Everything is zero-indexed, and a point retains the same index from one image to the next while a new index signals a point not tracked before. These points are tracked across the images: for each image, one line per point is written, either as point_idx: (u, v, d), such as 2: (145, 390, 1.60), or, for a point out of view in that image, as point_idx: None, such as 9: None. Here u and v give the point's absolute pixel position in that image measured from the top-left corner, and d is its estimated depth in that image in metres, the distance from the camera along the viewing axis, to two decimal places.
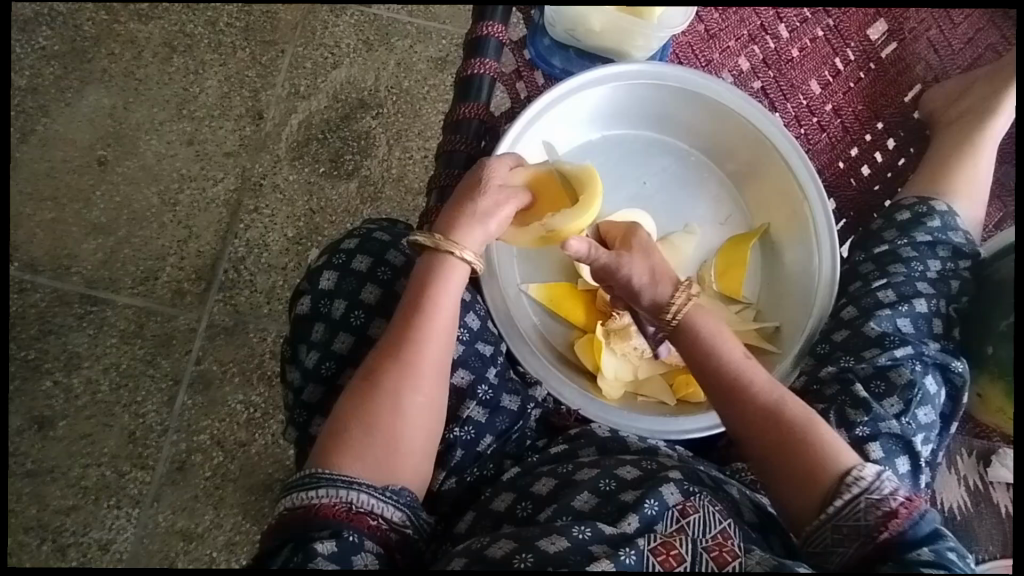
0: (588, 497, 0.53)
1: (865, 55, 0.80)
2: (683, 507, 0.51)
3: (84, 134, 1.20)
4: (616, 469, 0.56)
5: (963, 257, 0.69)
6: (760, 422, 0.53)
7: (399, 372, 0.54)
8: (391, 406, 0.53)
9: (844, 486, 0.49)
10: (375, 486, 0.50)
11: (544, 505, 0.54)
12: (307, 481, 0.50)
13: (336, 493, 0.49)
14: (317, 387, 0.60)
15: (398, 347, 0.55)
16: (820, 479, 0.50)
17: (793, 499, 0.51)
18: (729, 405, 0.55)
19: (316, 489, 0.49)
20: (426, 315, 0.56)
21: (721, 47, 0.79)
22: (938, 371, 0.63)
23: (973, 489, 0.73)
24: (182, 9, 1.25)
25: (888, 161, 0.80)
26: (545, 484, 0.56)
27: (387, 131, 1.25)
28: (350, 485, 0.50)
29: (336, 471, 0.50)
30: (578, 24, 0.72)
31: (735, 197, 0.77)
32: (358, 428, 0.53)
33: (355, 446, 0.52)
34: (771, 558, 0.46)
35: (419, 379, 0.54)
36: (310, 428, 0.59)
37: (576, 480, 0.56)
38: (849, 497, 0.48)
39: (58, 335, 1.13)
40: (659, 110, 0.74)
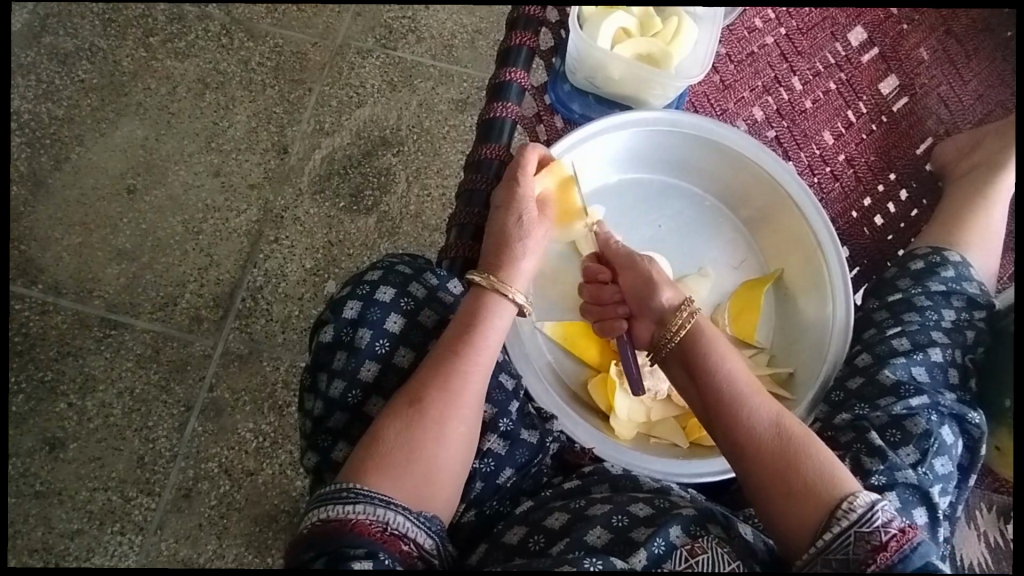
0: (601, 531, 0.53)
1: (877, 109, 0.83)
2: (691, 547, 0.51)
3: (114, 164, 1.24)
4: (630, 506, 0.56)
5: (977, 308, 0.69)
6: (758, 454, 0.56)
7: (443, 401, 0.56)
8: (433, 433, 0.55)
9: (833, 518, 0.50)
10: (412, 510, 0.51)
11: (557, 539, 0.54)
12: (348, 494, 0.50)
13: (374, 512, 0.49)
14: (342, 415, 0.60)
15: (441, 376, 0.57)
16: (811, 511, 0.51)
17: (782, 528, 0.53)
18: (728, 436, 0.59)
19: (354, 504, 0.49)
20: (473, 346, 0.58)
21: (735, 97, 0.82)
22: (955, 422, 0.63)
23: (993, 546, 0.69)
24: (217, 48, 1.31)
25: (901, 212, 0.81)
26: (558, 517, 0.56)
27: (406, 169, 1.28)
28: (387, 504, 0.50)
29: (373, 489, 0.51)
30: (598, 72, 0.75)
31: (750, 243, 0.78)
32: (397, 453, 0.53)
33: (395, 470, 0.52)
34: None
35: (462, 408, 0.56)
36: (331, 455, 0.59)
37: (589, 514, 0.55)
38: (837, 528, 0.49)
39: (75, 357, 1.15)
40: (674, 156, 0.76)
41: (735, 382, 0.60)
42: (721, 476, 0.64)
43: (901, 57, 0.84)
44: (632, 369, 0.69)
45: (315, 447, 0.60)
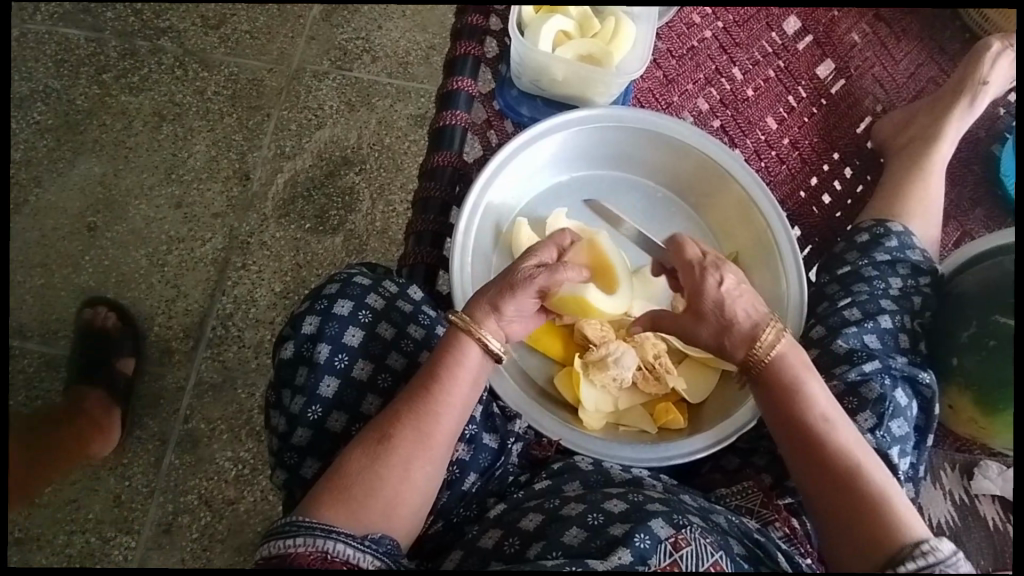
0: (577, 531, 0.54)
1: (816, 92, 0.86)
2: (675, 540, 0.51)
3: (74, 203, 1.24)
4: (604, 504, 0.56)
5: (923, 274, 0.71)
6: (838, 483, 0.53)
7: (413, 438, 0.54)
8: (397, 471, 0.53)
9: (917, 554, 0.47)
10: (354, 535, 0.49)
11: (533, 542, 0.54)
12: (286, 528, 0.48)
13: (311, 542, 0.47)
14: (305, 432, 0.58)
15: (413, 416, 0.55)
16: (886, 544, 0.49)
17: (850, 555, 0.50)
18: (805, 460, 0.55)
19: (294, 537, 0.48)
20: (445, 387, 0.56)
21: (680, 90, 0.84)
22: (907, 384, 0.64)
23: (959, 503, 0.71)
24: (171, 80, 1.32)
25: (847, 189, 0.84)
26: (533, 519, 0.56)
27: (370, 186, 1.29)
28: (328, 533, 0.48)
29: (315, 520, 0.49)
30: (542, 75, 0.77)
31: (703, 230, 0.80)
32: (358, 488, 0.52)
33: (354, 502, 0.51)
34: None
35: (432, 447, 0.55)
36: (301, 472, 0.58)
37: (564, 515, 0.56)
38: (924, 562, 0.46)
39: (45, 400, 1.13)
40: (623, 151, 0.78)
41: (812, 405, 0.56)
42: (689, 458, 0.65)
43: (835, 41, 0.87)
44: (596, 362, 0.69)
45: (284, 465, 0.59)
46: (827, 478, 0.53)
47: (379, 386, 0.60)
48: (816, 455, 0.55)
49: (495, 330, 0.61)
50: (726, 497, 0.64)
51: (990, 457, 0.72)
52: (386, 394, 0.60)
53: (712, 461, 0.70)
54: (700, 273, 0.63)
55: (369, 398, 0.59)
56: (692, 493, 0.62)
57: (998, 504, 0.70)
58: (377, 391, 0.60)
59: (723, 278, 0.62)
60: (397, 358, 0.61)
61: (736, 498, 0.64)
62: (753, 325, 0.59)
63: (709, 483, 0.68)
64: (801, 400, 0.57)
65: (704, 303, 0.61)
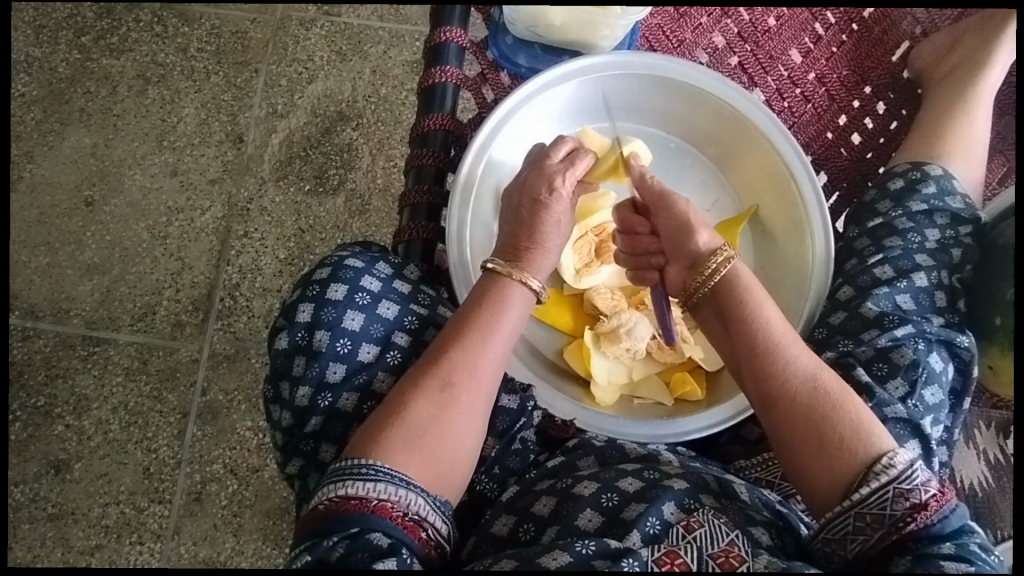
0: (593, 515, 0.52)
1: (846, 17, 0.77)
2: (686, 523, 0.49)
3: (68, 177, 1.20)
4: (618, 482, 0.54)
5: (963, 223, 0.65)
6: (797, 404, 0.51)
7: (464, 380, 0.53)
8: (455, 417, 0.51)
9: (872, 474, 0.47)
10: (428, 491, 0.48)
11: (547, 526, 0.53)
12: (370, 471, 0.47)
13: (396, 493, 0.46)
14: (317, 419, 0.57)
15: (462, 359, 0.53)
16: (848, 460, 0.48)
17: (815, 474, 0.49)
18: (760, 383, 0.54)
19: (377, 483, 0.46)
20: (494, 328, 0.55)
21: (692, 25, 0.77)
22: (943, 347, 0.59)
23: (994, 463, 0.67)
24: (151, 38, 1.24)
25: (880, 126, 0.77)
26: (546, 503, 0.55)
27: (369, 142, 1.24)
28: (409, 486, 0.47)
29: (395, 467, 0.47)
30: (539, 20, 0.69)
31: (721, 182, 0.74)
32: (405, 430, 0.49)
33: (420, 448, 0.49)
34: (777, 561, 0.45)
35: (480, 392, 0.53)
36: (320, 457, 0.57)
37: (577, 494, 0.54)
38: (878, 483, 0.46)
39: (65, 379, 1.14)
40: (631, 101, 0.72)
41: (771, 332, 0.54)
42: (706, 432, 0.62)
43: None
44: (608, 333, 0.66)
45: (300, 451, 0.58)
46: (784, 396, 0.52)
47: (388, 363, 0.58)
48: (770, 377, 0.53)
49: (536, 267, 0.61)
50: (745, 469, 0.62)
51: None
52: (397, 370, 0.58)
53: (731, 432, 0.67)
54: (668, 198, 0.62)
55: (380, 375, 0.58)
56: (712, 466, 0.60)
57: None
58: (386, 368, 0.58)
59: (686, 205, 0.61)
60: (401, 336, 0.59)
61: (756, 471, 0.62)
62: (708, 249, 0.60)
63: (729, 454, 0.66)
64: (754, 326, 0.55)
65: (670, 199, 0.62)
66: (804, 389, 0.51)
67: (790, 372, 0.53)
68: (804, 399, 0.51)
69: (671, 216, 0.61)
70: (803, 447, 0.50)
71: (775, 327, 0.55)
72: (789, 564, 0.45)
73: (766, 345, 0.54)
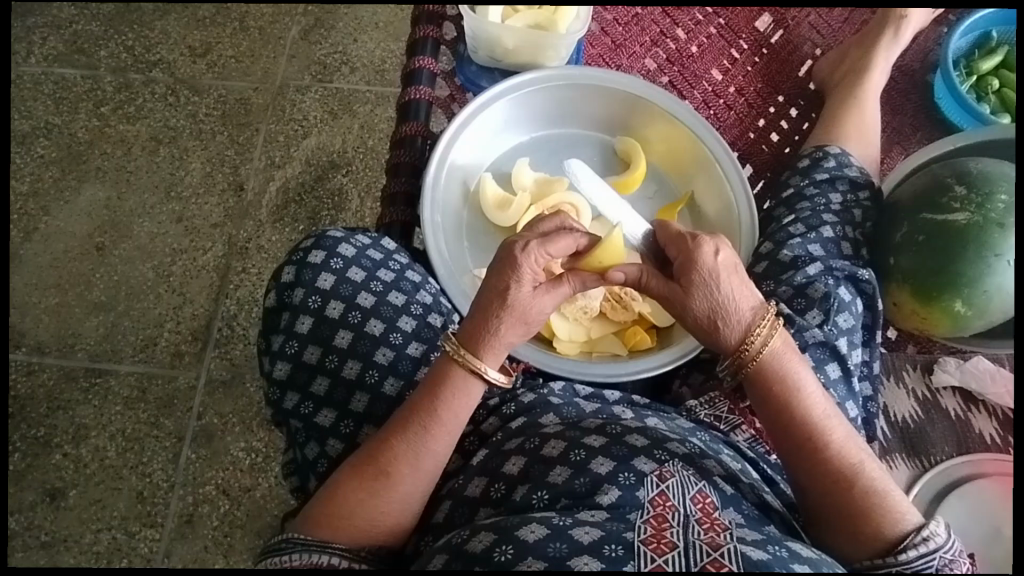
0: (561, 470, 0.55)
1: (756, 44, 0.92)
2: (659, 473, 0.53)
3: (81, 226, 1.32)
4: (584, 440, 0.57)
5: (861, 188, 0.77)
6: (837, 476, 0.55)
7: (406, 470, 0.57)
8: (395, 498, 0.56)
9: (911, 541, 0.52)
10: (348, 550, 0.53)
11: (517, 485, 0.56)
12: (283, 545, 0.53)
13: (307, 556, 0.52)
14: (284, 365, 0.64)
15: (405, 451, 0.57)
16: (885, 533, 0.53)
17: (853, 540, 0.54)
18: (803, 458, 0.57)
19: (290, 553, 0.52)
20: (438, 421, 0.58)
21: (627, 53, 0.91)
22: (850, 283, 0.70)
23: (923, 399, 0.76)
24: (164, 107, 1.40)
25: (793, 127, 0.90)
26: (515, 463, 0.57)
27: (357, 186, 1.36)
28: (322, 549, 0.53)
29: (309, 537, 0.53)
30: (495, 45, 0.83)
31: (659, 176, 0.85)
32: (341, 519, 0.55)
33: (353, 523, 0.55)
34: (762, 550, 0.46)
35: (419, 475, 0.57)
36: (284, 404, 0.64)
37: (545, 455, 0.57)
38: (924, 550, 0.50)
39: (66, 410, 1.19)
40: (578, 109, 0.84)
41: (814, 410, 0.57)
42: (654, 372, 0.71)
43: None
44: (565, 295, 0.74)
45: (271, 401, 0.65)
46: (826, 470, 0.56)
47: (349, 323, 0.65)
48: (815, 453, 0.56)
49: (491, 358, 0.59)
50: (695, 409, 0.68)
51: (947, 355, 0.77)
52: (356, 328, 0.65)
53: (681, 379, 0.75)
54: (694, 242, 0.59)
55: (342, 332, 0.64)
56: (659, 414, 0.65)
57: (957, 395, 0.75)
58: (347, 325, 0.65)
59: (718, 248, 0.58)
60: (366, 297, 0.66)
61: (704, 409, 0.68)
62: (746, 322, 0.59)
63: (678, 399, 0.73)
64: (799, 404, 0.58)
65: (699, 269, 0.58)
66: (843, 463, 0.56)
67: (830, 448, 0.56)
68: (843, 471, 0.55)
69: (699, 287, 0.58)
70: (843, 519, 0.54)
71: (817, 402, 0.58)
72: (773, 551, 0.47)
73: (809, 423, 0.57)
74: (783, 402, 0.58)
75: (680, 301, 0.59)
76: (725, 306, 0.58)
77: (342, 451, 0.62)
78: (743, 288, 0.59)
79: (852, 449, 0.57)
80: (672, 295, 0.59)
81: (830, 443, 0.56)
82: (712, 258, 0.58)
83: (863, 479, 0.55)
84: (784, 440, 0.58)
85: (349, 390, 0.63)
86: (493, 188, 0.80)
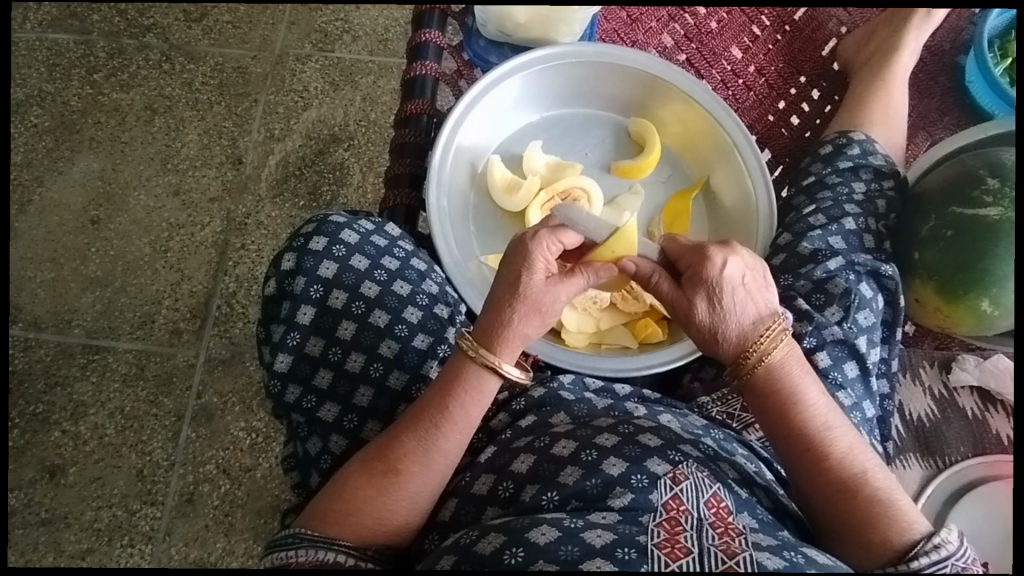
0: (572, 470, 0.52)
1: (779, 20, 0.88)
2: (673, 475, 0.51)
3: (76, 198, 1.28)
4: (596, 439, 0.55)
5: (885, 177, 0.73)
6: (841, 485, 0.53)
7: (415, 468, 0.55)
8: (403, 497, 0.55)
9: (921, 548, 0.49)
10: (356, 548, 0.52)
11: (526, 485, 0.54)
12: (289, 539, 0.51)
13: (314, 552, 0.50)
14: (286, 357, 0.62)
15: (415, 449, 0.55)
16: (891, 542, 0.50)
17: (859, 551, 0.51)
18: (807, 467, 0.55)
19: (296, 549, 0.51)
20: (452, 422, 0.56)
21: (643, 28, 0.87)
22: (872, 278, 0.67)
23: (939, 397, 0.75)
24: (159, 74, 1.35)
25: (815, 109, 0.87)
26: (524, 461, 0.56)
27: (359, 161, 1.33)
28: (329, 546, 0.51)
29: (316, 533, 0.52)
30: (506, 20, 0.78)
31: (675, 160, 0.81)
32: (345, 516, 0.53)
33: (358, 522, 0.53)
34: (781, 557, 0.45)
35: (428, 474, 0.55)
36: (285, 398, 0.62)
37: (555, 455, 0.55)
38: (936, 557, 0.47)
39: (64, 387, 1.18)
40: (592, 88, 0.80)
41: (816, 418, 0.56)
42: (665, 366, 0.69)
43: None
44: None
45: (271, 394, 0.63)
46: (831, 479, 0.54)
47: (353, 313, 0.62)
48: (820, 461, 0.55)
49: (507, 351, 0.57)
50: (707, 406, 0.66)
51: (967, 352, 0.76)
52: (359, 319, 0.62)
53: (692, 373, 0.73)
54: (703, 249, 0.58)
55: (344, 323, 0.62)
56: (672, 411, 0.63)
57: (975, 393, 0.74)
58: (350, 316, 0.62)
59: (728, 258, 0.58)
60: (370, 286, 0.64)
61: (717, 406, 0.66)
62: (751, 328, 0.57)
63: (689, 393, 0.72)
64: (802, 411, 0.56)
65: (705, 275, 0.57)
66: (848, 472, 0.54)
67: (835, 456, 0.54)
68: (848, 481, 0.53)
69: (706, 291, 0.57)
70: (848, 529, 0.52)
71: (820, 409, 0.56)
72: (790, 559, 0.45)
73: (811, 430, 0.56)
74: (784, 410, 0.56)
75: (686, 307, 0.58)
76: (734, 314, 0.57)
77: (345, 445, 0.61)
78: (751, 297, 0.58)
79: (857, 458, 0.55)
80: (678, 301, 0.59)
81: (834, 452, 0.55)
82: (720, 268, 0.57)
83: (868, 488, 0.53)
84: (787, 448, 0.56)
85: (353, 383, 0.61)
86: (502, 170, 0.77)
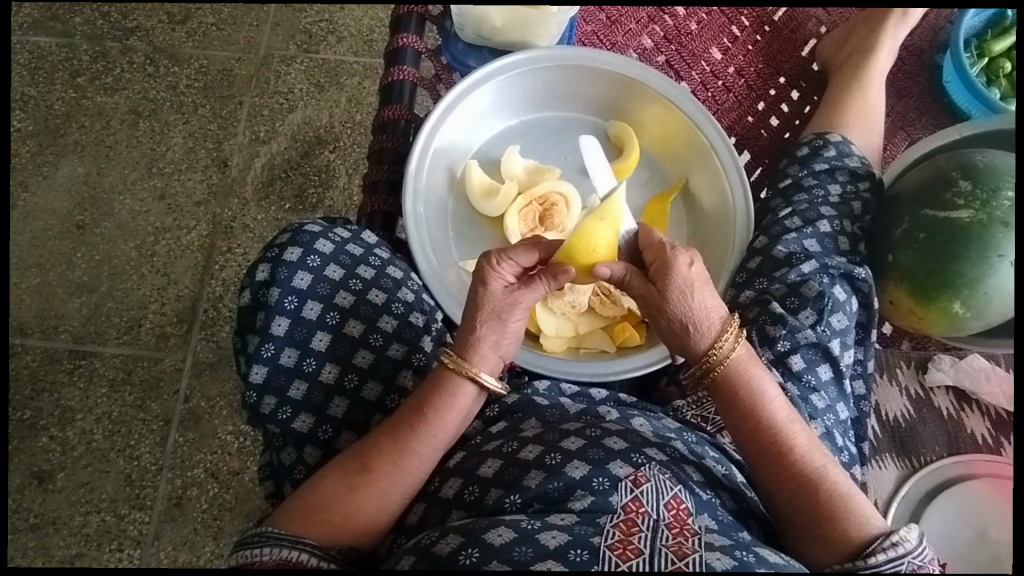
0: (536, 473, 0.53)
1: (758, 20, 0.88)
2: (635, 478, 0.51)
3: (61, 203, 1.28)
4: (562, 443, 0.55)
5: (861, 179, 0.74)
6: (803, 482, 0.54)
7: (389, 468, 0.56)
8: (374, 495, 0.55)
9: (879, 544, 0.49)
10: (321, 547, 0.52)
11: (491, 488, 0.54)
12: (254, 538, 0.51)
13: (278, 551, 0.50)
14: (261, 368, 0.61)
15: (392, 449, 0.56)
16: (851, 538, 0.50)
17: (818, 547, 0.52)
18: (770, 463, 0.56)
19: (261, 547, 0.50)
20: (430, 426, 0.57)
21: (623, 30, 0.87)
22: (845, 281, 0.68)
23: (915, 398, 0.76)
24: (143, 77, 1.34)
25: (794, 110, 0.87)
26: (491, 465, 0.56)
27: (345, 162, 1.32)
28: (294, 544, 0.51)
29: (281, 531, 0.51)
30: (483, 23, 0.78)
31: (654, 163, 0.82)
32: (315, 511, 0.53)
33: (328, 518, 0.53)
34: (730, 557, 0.45)
35: (403, 476, 0.56)
36: (261, 408, 0.62)
37: (521, 458, 0.55)
38: (893, 554, 0.48)
39: (51, 393, 1.18)
40: (570, 91, 0.80)
41: (778, 416, 0.57)
42: (642, 370, 0.69)
43: None
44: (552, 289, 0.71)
45: (247, 404, 0.62)
46: (793, 476, 0.55)
47: (327, 325, 0.63)
48: (783, 458, 0.55)
49: (485, 364, 0.60)
50: (681, 408, 0.67)
51: (942, 352, 0.77)
52: (335, 330, 0.64)
53: (668, 376, 0.73)
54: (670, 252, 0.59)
55: (319, 334, 0.63)
56: (645, 414, 0.64)
57: (950, 393, 0.76)
58: (325, 327, 0.63)
59: (692, 261, 0.59)
60: (345, 296, 0.65)
61: (691, 409, 0.67)
62: (714, 329, 0.58)
63: (665, 396, 0.72)
64: (765, 409, 0.57)
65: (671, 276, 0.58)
66: (810, 469, 0.55)
67: (797, 454, 0.55)
68: (810, 478, 0.54)
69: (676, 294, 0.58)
70: (810, 524, 0.53)
71: (782, 408, 0.58)
72: (740, 558, 0.45)
73: (774, 428, 0.57)
74: (748, 408, 0.57)
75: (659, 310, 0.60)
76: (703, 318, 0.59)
77: (319, 456, 0.62)
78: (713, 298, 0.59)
79: (820, 456, 0.56)
80: (648, 298, 0.59)
81: (797, 449, 0.56)
82: (686, 269, 0.58)
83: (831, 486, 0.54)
84: (751, 446, 0.57)
85: (327, 394, 0.62)
86: (480, 175, 0.77)
